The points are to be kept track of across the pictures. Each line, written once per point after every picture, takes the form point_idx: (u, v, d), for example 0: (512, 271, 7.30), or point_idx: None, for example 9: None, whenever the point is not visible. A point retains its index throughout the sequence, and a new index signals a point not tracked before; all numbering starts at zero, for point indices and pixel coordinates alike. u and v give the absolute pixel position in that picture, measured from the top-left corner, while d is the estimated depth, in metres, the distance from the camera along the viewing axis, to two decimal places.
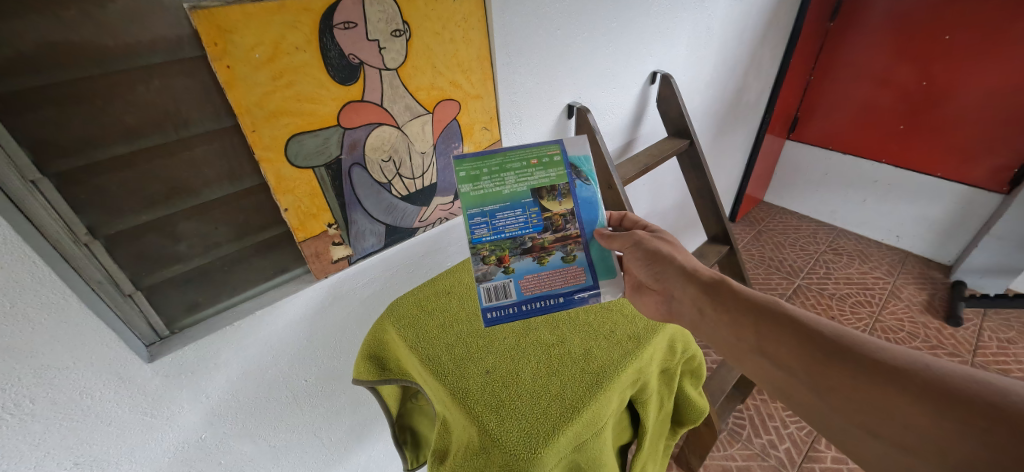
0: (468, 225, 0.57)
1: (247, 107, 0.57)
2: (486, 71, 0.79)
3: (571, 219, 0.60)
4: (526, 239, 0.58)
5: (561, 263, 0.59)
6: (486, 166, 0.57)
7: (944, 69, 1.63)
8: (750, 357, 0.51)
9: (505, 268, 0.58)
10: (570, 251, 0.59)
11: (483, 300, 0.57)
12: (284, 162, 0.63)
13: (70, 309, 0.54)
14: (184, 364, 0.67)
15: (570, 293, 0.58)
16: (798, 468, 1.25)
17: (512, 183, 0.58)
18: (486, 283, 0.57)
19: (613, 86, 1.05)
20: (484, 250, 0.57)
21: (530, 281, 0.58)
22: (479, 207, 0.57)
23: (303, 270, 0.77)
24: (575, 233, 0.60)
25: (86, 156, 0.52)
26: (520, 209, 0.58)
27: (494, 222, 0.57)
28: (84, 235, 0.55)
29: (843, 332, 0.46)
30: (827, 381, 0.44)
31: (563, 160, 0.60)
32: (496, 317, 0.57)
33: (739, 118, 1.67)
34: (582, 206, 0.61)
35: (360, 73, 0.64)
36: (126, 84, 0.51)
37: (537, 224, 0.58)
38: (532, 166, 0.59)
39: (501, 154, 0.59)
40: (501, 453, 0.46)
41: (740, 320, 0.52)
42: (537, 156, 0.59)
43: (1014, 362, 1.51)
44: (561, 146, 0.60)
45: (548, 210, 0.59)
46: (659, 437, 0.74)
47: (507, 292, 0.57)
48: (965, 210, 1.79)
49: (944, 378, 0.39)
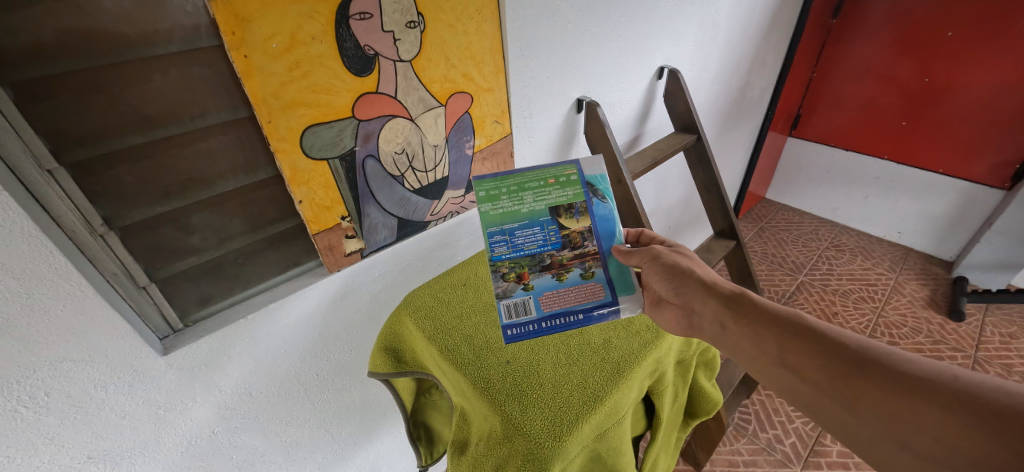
0: (488, 243, 0.57)
1: (264, 98, 0.57)
2: (498, 64, 0.79)
3: (589, 236, 0.59)
4: (545, 257, 0.58)
5: (579, 280, 0.57)
6: (505, 186, 0.59)
7: (946, 66, 1.64)
8: (772, 371, 0.49)
9: (525, 285, 0.57)
10: (588, 267, 0.58)
11: (505, 319, 0.55)
12: (299, 154, 0.63)
13: (85, 302, 0.53)
14: (198, 357, 0.66)
15: (589, 311, 0.56)
16: (804, 462, 1.26)
17: (531, 201, 0.59)
18: (506, 300, 0.56)
19: (622, 80, 1.06)
20: (504, 269, 0.57)
21: (549, 297, 0.56)
22: (499, 225, 0.57)
23: (315, 263, 0.77)
24: (593, 249, 0.59)
25: (103, 146, 0.52)
26: (539, 227, 0.58)
27: (514, 240, 0.57)
28: (100, 226, 0.54)
29: (868, 344, 0.45)
30: (852, 393, 0.43)
31: (580, 179, 0.61)
32: (517, 335, 0.55)
33: (742, 114, 1.67)
34: (599, 222, 0.60)
35: (375, 65, 0.63)
36: (143, 73, 0.51)
37: (555, 242, 0.58)
38: (549, 185, 0.60)
39: (518, 175, 0.60)
40: (525, 441, 0.46)
41: (761, 333, 0.50)
42: (554, 176, 0.61)
43: (1017, 357, 1.52)
44: (577, 167, 0.62)
45: (566, 228, 0.59)
46: (672, 428, 0.74)
47: (527, 309, 0.56)
48: (967, 206, 1.80)
49: (973, 390, 0.38)
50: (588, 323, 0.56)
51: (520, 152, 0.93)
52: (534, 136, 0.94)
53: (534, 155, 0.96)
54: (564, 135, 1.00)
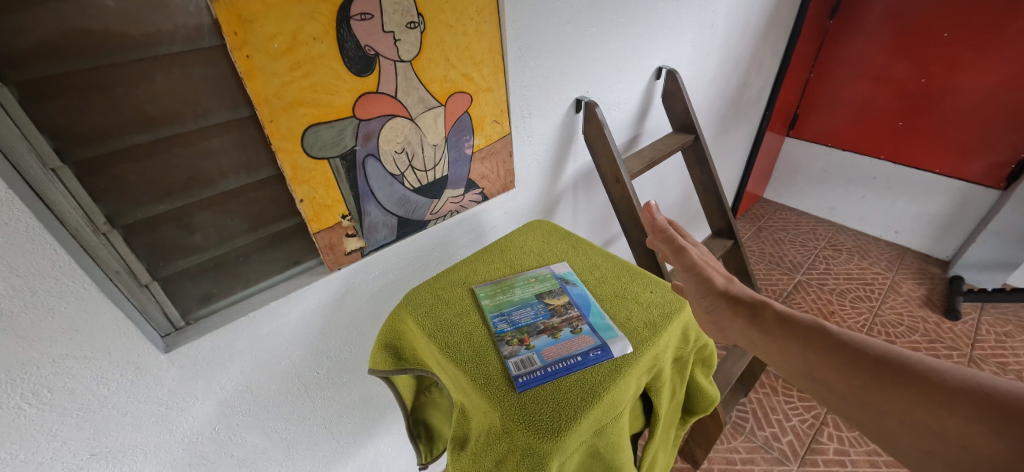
0: (489, 324, 0.60)
1: (265, 98, 0.57)
2: (497, 64, 0.80)
3: (570, 306, 0.64)
4: (539, 325, 0.60)
5: (571, 335, 0.58)
6: (498, 286, 0.67)
7: (941, 66, 1.65)
8: (802, 382, 0.51)
9: (526, 345, 0.57)
10: (576, 325, 0.60)
11: (514, 370, 0.53)
12: (300, 153, 0.63)
13: (87, 299, 0.53)
14: (199, 354, 0.67)
15: (586, 352, 0.55)
16: (801, 460, 1.27)
17: (519, 293, 0.66)
18: (512, 359, 0.55)
19: (620, 81, 1.06)
20: (507, 337, 0.58)
21: (550, 350, 0.56)
22: (497, 310, 0.63)
23: (316, 262, 0.77)
24: (577, 314, 0.62)
25: (105, 145, 0.52)
26: (530, 306, 0.64)
27: (512, 317, 0.61)
28: (102, 224, 0.55)
29: (890, 352, 0.46)
30: (875, 402, 0.44)
31: (554, 275, 0.70)
32: (528, 381, 0.52)
33: (740, 115, 1.68)
34: (581, 299, 0.65)
35: (375, 65, 0.64)
36: (146, 73, 0.52)
37: (544, 313, 0.62)
38: (532, 282, 0.68)
39: (508, 279, 0.69)
40: (524, 436, 0.47)
41: (786, 347, 0.52)
42: (534, 276, 0.70)
43: (1012, 355, 1.53)
44: (550, 269, 0.71)
45: (550, 303, 0.64)
46: (670, 426, 0.75)
47: (532, 361, 0.54)
48: (963, 205, 1.81)
49: (1000, 397, 0.38)
50: (591, 364, 0.54)
51: (520, 152, 0.94)
52: (533, 135, 0.94)
53: (533, 154, 0.97)
54: (563, 136, 1.01)
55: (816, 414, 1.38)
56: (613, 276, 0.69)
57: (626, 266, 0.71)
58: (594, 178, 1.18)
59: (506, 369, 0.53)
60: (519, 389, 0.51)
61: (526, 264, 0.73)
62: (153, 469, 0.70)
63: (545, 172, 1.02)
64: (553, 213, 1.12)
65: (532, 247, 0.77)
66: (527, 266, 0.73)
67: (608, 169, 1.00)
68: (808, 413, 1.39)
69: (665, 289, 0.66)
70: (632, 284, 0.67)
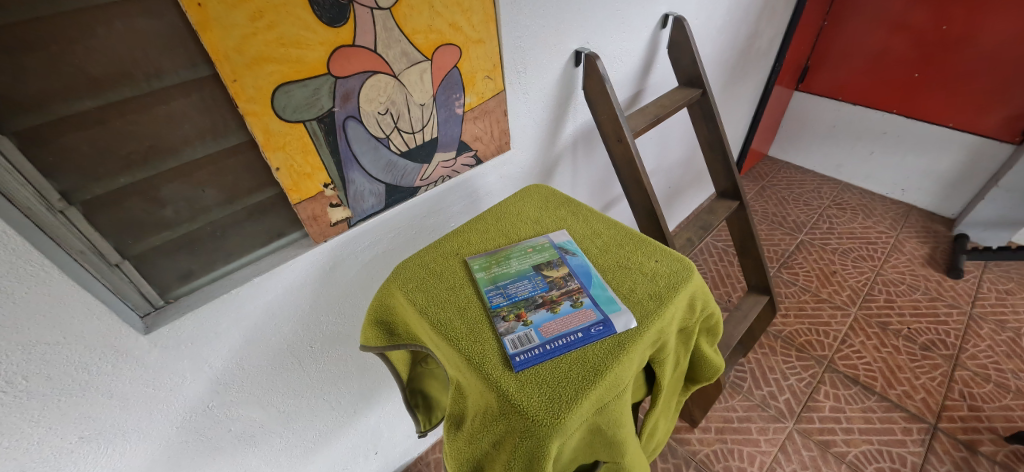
0: (484, 299, 0.57)
1: (225, 53, 0.50)
2: (487, 11, 0.71)
3: (570, 277, 0.60)
4: (537, 298, 0.58)
5: (569, 309, 0.55)
6: (495, 259, 0.63)
7: (966, 10, 1.54)
8: None
9: (523, 321, 0.54)
10: (577, 298, 0.57)
11: (510, 349, 0.50)
12: (272, 116, 0.57)
13: (52, 283, 0.49)
14: (182, 335, 0.63)
15: (588, 329, 0.52)
16: (797, 417, 1.29)
17: (515, 265, 0.62)
18: (508, 336, 0.52)
19: (624, 30, 0.98)
20: (503, 312, 0.55)
21: (550, 326, 0.53)
22: (492, 283, 0.59)
23: (300, 234, 0.73)
24: (577, 286, 0.59)
25: (47, 111, 0.46)
26: (528, 279, 0.60)
27: (508, 291, 0.58)
28: (58, 202, 0.50)
29: None
30: None
31: (552, 245, 0.66)
32: (526, 360, 0.49)
33: (748, 67, 1.58)
34: (578, 272, 0.61)
35: (349, 13, 0.57)
36: (84, 25, 0.45)
37: (543, 286, 0.59)
38: (529, 253, 0.64)
39: (505, 249, 0.65)
40: (523, 418, 0.45)
41: None
42: (531, 246, 0.66)
43: (1012, 312, 1.52)
44: (548, 239, 0.67)
45: (549, 276, 0.61)
46: (672, 393, 0.74)
47: (530, 338, 0.51)
48: (974, 162, 1.75)
49: None
50: (593, 340, 0.51)
51: (515, 110, 0.87)
52: (529, 92, 0.87)
53: (529, 114, 0.90)
54: (561, 93, 0.94)
55: (813, 373, 1.39)
56: (617, 245, 0.65)
57: (629, 234, 0.67)
58: (593, 137, 1.11)
59: (503, 347, 0.50)
60: (517, 369, 0.48)
61: (522, 233, 0.69)
62: (145, 448, 0.69)
63: (542, 132, 0.96)
64: (551, 176, 1.07)
65: (530, 214, 0.72)
66: (523, 235, 0.68)
67: (610, 128, 0.93)
68: (805, 372, 1.40)
69: (672, 258, 0.61)
70: (637, 253, 0.63)
